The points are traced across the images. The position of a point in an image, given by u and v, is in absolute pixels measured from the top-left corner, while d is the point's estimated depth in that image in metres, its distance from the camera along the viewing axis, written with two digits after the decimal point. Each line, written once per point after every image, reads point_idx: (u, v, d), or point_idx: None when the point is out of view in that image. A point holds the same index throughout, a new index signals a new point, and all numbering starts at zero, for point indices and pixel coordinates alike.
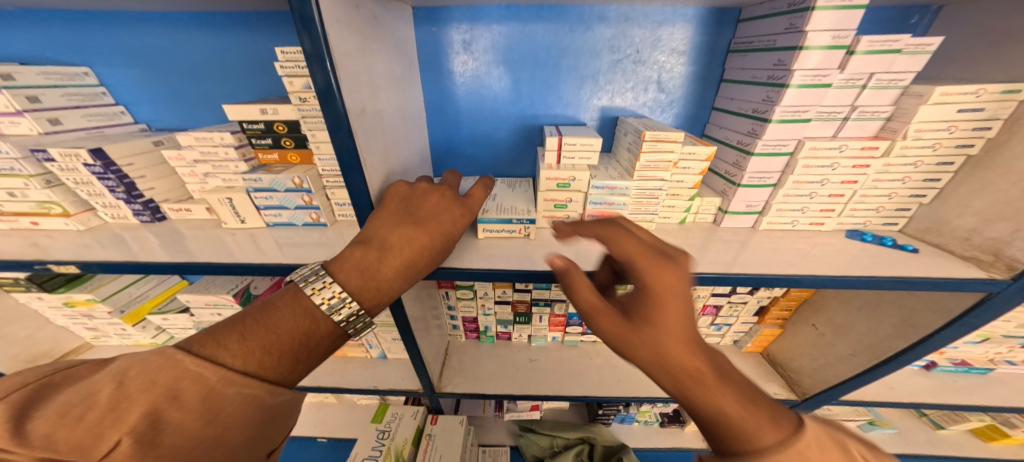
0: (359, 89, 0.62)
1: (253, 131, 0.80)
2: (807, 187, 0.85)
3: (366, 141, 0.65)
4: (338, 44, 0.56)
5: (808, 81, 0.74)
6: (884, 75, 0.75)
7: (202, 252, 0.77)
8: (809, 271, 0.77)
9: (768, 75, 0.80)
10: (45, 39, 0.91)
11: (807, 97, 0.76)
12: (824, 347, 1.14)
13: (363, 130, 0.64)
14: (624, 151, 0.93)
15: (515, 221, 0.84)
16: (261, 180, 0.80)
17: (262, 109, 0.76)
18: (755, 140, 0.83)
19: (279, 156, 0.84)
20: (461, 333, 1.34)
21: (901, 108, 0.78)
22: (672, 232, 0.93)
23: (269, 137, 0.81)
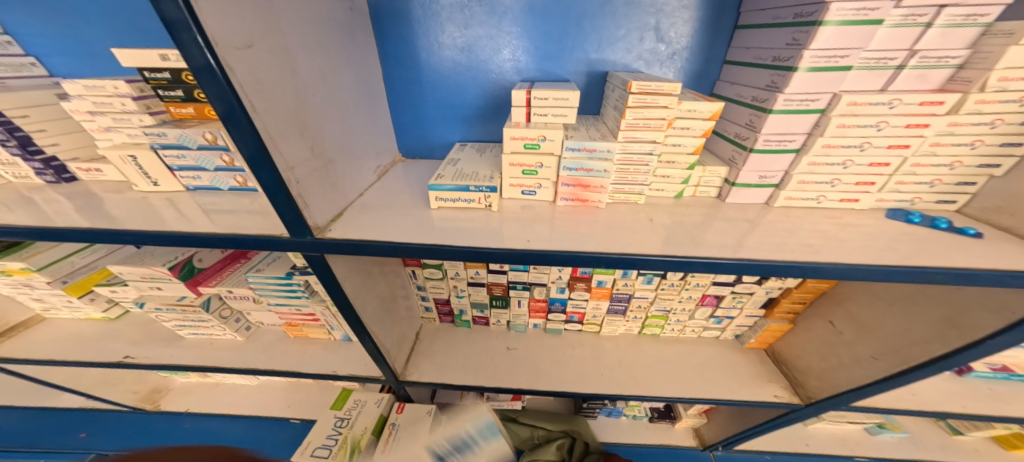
0: (241, 21, 0.46)
1: (157, 80, 0.67)
2: (841, 153, 0.68)
3: (260, 94, 0.49)
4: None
5: (851, 18, 0.56)
6: (956, 10, 0.56)
7: (109, 217, 0.66)
8: (834, 258, 0.61)
9: (794, 14, 0.62)
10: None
11: (847, 39, 0.57)
12: (839, 346, 0.97)
13: (256, 80, 0.49)
14: (609, 108, 0.78)
15: (473, 188, 0.71)
16: (166, 135, 0.68)
17: (162, 53, 0.63)
18: (774, 94, 0.65)
19: (195, 110, 0.71)
20: (435, 317, 1.25)
21: (980, 51, 0.59)
22: (663, 208, 0.76)
23: (178, 88, 0.68)
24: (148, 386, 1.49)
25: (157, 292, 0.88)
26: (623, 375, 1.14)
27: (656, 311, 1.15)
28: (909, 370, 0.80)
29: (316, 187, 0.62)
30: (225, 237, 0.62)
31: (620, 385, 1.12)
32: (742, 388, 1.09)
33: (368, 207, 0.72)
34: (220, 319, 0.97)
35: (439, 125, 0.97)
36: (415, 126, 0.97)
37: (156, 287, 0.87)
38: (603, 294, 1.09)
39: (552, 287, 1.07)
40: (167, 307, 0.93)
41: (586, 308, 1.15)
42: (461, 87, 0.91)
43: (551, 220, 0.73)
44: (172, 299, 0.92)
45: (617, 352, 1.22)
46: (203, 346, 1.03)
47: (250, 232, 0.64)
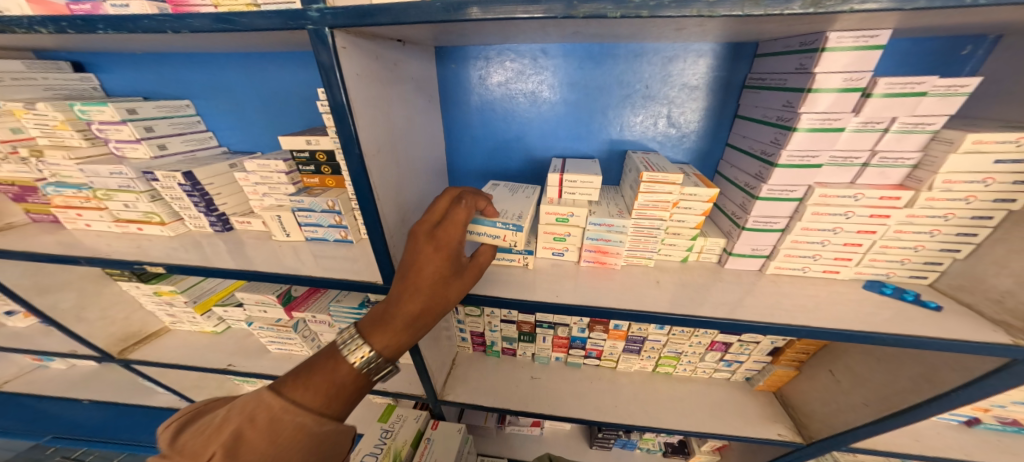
0: (373, 123, 0.71)
1: (300, 158, 0.94)
2: (818, 234, 0.79)
3: (378, 171, 0.73)
4: (356, 77, 0.65)
5: (818, 125, 0.69)
6: (908, 120, 0.68)
7: (254, 262, 0.91)
8: (810, 322, 0.74)
9: (777, 116, 0.76)
10: (160, 77, 1.14)
11: (817, 141, 0.70)
12: (837, 393, 1.05)
13: (377, 161, 0.72)
14: (627, 187, 0.96)
15: (502, 225, 0.79)
16: (303, 202, 0.93)
17: (307, 140, 0.90)
18: (760, 184, 0.79)
19: (319, 180, 0.96)
20: (469, 346, 1.43)
21: (929, 155, 0.71)
22: (671, 270, 0.93)
23: (311, 164, 0.94)
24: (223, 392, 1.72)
25: (263, 313, 1.11)
26: (636, 408, 1.26)
27: (668, 353, 1.27)
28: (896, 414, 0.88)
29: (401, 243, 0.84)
30: (344, 283, 0.84)
31: (632, 416, 1.24)
32: (747, 426, 1.17)
33: None
34: (303, 338, 1.18)
35: (486, 184, 1.19)
36: (465, 184, 1.20)
37: (263, 309, 1.10)
38: (620, 336, 1.24)
39: (574, 327, 1.23)
40: (266, 326, 1.14)
41: (604, 346, 1.29)
42: (507, 156, 1.13)
43: (574, 276, 0.91)
44: (271, 320, 1.13)
45: (632, 387, 1.34)
46: (284, 360, 1.24)
47: (353, 277, 0.85)
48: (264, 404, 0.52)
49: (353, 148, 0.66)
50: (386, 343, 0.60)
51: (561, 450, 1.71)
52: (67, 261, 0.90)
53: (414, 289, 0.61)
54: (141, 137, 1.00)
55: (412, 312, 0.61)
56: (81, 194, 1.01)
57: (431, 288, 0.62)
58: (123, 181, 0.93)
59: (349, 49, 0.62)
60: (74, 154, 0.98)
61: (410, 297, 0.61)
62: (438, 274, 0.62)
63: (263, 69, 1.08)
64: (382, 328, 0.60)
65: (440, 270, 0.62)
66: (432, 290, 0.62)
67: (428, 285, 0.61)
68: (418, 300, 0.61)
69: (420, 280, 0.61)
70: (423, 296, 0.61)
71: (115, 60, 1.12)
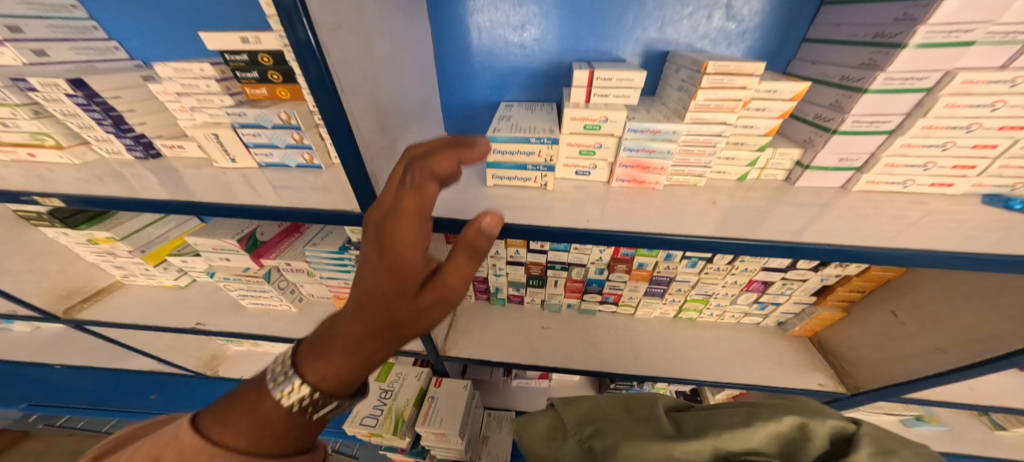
0: None
1: (236, 62, 0.69)
2: (942, 135, 0.60)
3: (344, 68, 0.49)
4: None
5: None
6: None
7: (190, 192, 0.70)
8: (921, 244, 0.57)
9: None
10: None
11: (978, 7, 0.48)
12: (899, 338, 0.89)
13: (341, 56, 0.48)
14: (674, 93, 0.75)
15: (534, 140, 0.67)
16: (246, 115, 0.70)
17: (244, 36, 0.66)
18: (872, 73, 0.57)
19: (267, 91, 0.72)
20: (471, 294, 1.28)
21: None
22: (725, 191, 0.74)
23: (254, 70, 0.70)
24: (208, 353, 1.60)
25: (226, 262, 0.92)
26: (659, 359, 1.14)
27: (696, 296, 1.12)
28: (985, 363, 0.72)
29: (384, 164, 0.62)
30: (304, 213, 0.64)
31: (656, 368, 1.12)
32: (784, 375, 1.06)
33: None
34: (280, 289, 1.01)
35: (488, 105, 0.95)
36: (457, 100, 0.95)
37: (224, 258, 0.92)
38: (642, 277, 1.07)
39: (591, 267, 1.06)
40: (234, 277, 0.96)
41: (624, 290, 1.15)
42: (513, 66, 0.88)
43: (603, 199, 0.72)
44: (239, 269, 0.94)
45: (653, 335, 1.21)
46: (262, 316, 1.09)
47: (318, 206, 0.65)
48: (174, 443, 0.43)
49: (309, 46, 0.42)
50: (323, 372, 0.41)
51: None
52: None
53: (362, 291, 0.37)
54: (4, 37, 0.73)
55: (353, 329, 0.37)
56: None
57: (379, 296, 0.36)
58: None
59: None
60: None
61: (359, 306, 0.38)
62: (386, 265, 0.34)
63: None
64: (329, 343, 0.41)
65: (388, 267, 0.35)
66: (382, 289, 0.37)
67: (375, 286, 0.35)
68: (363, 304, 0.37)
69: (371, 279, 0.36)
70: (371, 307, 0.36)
71: None
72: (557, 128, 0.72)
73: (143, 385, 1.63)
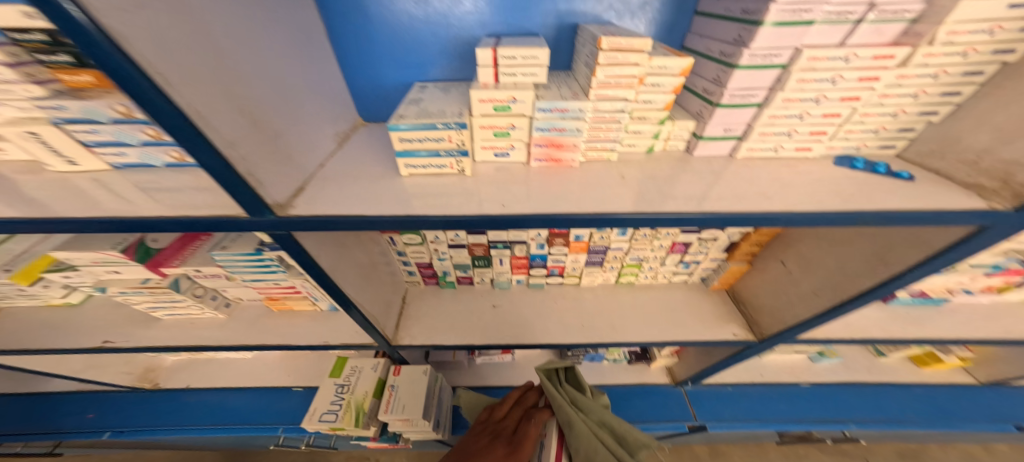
0: None
1: (31, 44, 0.50)
2: (799, 106, 0.68)
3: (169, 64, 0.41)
4: None
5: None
6: None
7: (28, 198, 0.59)
8: (786, 208, 0.64)
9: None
10: None
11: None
12: (787, 284, 1.05)
13: (158, 51, 0.39)
14: (581, 66, 0.76)
15: (441, 126, 0.66)
16: (67, 108, 0.57)
17: (24, 10, 0.46)
18: (741, 49, 0.63)
19: (94, 78, 0.57)
20: (419, 280, 1.27)
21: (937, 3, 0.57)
22: (634, 163, 0.79)
23: (63, 53, 0.52)
24: (140, 367, 1.49)
25: (117, 275, 0.85)
26: (598, 327, 1.22)
27: (631, 260, 1.19)
28: (847, 302, 0.87)
29: (268, 164, 0.58)
30: (175, 221, 0.58)
31: (598, 334, 1.20)
32: (705, 329, 1.18)
33: (333, 177, 0.70)
34: (195, 298, 0.95)
35: (401, 86, 0.92)
36: (368, 82, 0.91)
37: (112, 270, 0.83)
38: (581, 247, 1.12)
39: (532, 243, 1.10)
40: (134, 291, 0.89)
41: (566, 261, 1.20)
42: (425, 47, 0.85)
43: (521, 179, 0.74)
44: (137, 281, 0.88)
45: (596, 300, 1.30)
46: (185, 327, 1.04)
47: (202, 206, 0.60)
48: None
49: (103, 47, 0.34)
50: None
51: (530, 372, 1.76)
52: None
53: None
54: None
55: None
56: None
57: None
58: None
59: None
60: None
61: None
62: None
63: None
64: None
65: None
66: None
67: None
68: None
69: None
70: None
71: None
72: (467, 110, 0.71)
73: (80, 404, 1.49)
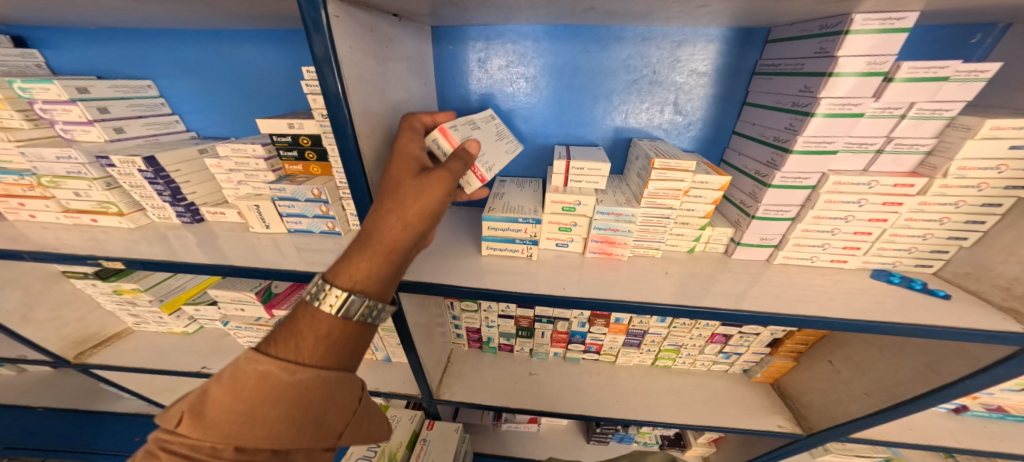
0: (370, 111, 0.64)
1: (281, 143, 0.85)
2: (829, 223, 0.78)
3: (373, 161, 0.66)
4: (348, 61, 0.57)
5: (836, 111, 0.67)
6: (926, 105, 0.66)
7: (229, 256, 0.82)
8: (825, 313, 0.73)
9: (792, 102, 0.74)
10: (119, 56, 0.98)
11: (834, 127, 0.68)
12: (837, 383, 1.06)
13: (372, 155, 0.66)
14: (633, 175, 0.93)
15: (522, 220, 0.83)
16: (284, 190, 0.84)
17: (290, 123, 0.81)
18: (773, 171, 0.77)
19: (303, 167, 0.88)
20: (464, 342, 1.37)
21: (944, 141, 0.69)
22: (678, 261, 0.91)
23: (294, 150, 0.85)
24: None
25: (241, 312, 1.06)
26: (636, 402, 1.23)
27: (668, 346, 1.24)
28: (902, 404, 0.89)
29: None
30: None
31: (636, 412, 1.20)
32: (749, 417, 1.17)
33: (430, 252, 0.90)
34: None
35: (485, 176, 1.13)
36: None
37: (239, 308, 1.05)
38: (620, 329, 1.19)
39: (574, 321, 1.18)
40: (246, 326, 1.09)
41: (604, 340, 1.25)
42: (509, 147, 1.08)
43: (579, 268, 0.87)
44: (251, 319, 1.08)
45: (631, 380, 1.30)
46: None
47: None
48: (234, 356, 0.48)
49: (346, 136, 0.59)
50: (290, 348, 0.50)
51: (557, 445, 1.66)
52: (8, 256, 0.79)
53: (228, 395, 0.45)
54: (93, 118, 0.85)
55: (189, 419, 0.44)
56: (24, 181, 0.85)
57: (263, 423, 0.46)
58: (71, 167, 0.81)
59: (345, 32, 0.56)
60: (12, 135, 0.82)
61: (217, 377, 0.47)
62: (257, 375, 0.46)
63: (238, 49, 0.95)
64: (152, 444, 0.43)
65: (306, 329, 0.52)
66: (305, 354, 0.51)
67: (290, 409, 0.47)
68: (256, 412, 0.46)
69: (287, 334, 0.51)
70: (264, 437, 0.46)
71: (66, 36, 0.96)
72: (539, 206, 0.88)
73: (133, 428, 1.59)
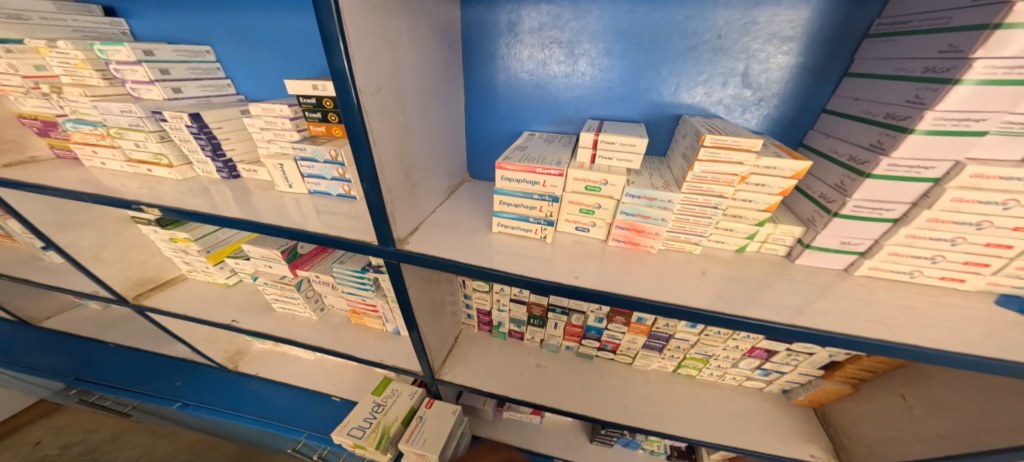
0: (376, 66, 0.60)
1: (307, 105, 0.84)
2: (950, 230, 0.59)
3: (379, 120, 0.62)
4: (354, 8, 0.52)
5: (999, 77, 0.48)
6: None
7: (253, 211, 0.86)
8: (916, 341, 0.55)
9: (924, 69, 0.56)
10: (183, 22, 1.06)
11: (988, 100, 0.50)
12: (903, 421, 0.84)
13: (377, 114, 0.62)
14: (677, 156, 0.79)
15: (536, 197, 0.76)
16: (305, 150, 0.85)
17: (314, 84, 0.81)
18: (876, 158, 0.59)
19: (326, 129, 0.87)
20: (475, 324, 1.33)
21: None
22: (721, 260, 0.77)
23: (319, 111, 0.84)
24: (235, 348, 1.69)
25: (268, 269, 1.11)
26: (648, 410, 1.09)
27: (696, 355, 1.08)
28: (988, 455, 0.67)
29: (404, 204, 0.75)
30: (334, 239, 0.76)
31: (645, 420, 1.06)
32: (780, 443, 0.98)
33: (440, 225, 0.85)
34: (306, 298, 1.17)
35: None
36: (484, 144, 1.07)
37: (267, 265, 1.11)
38: (642, 330, 1.06)
39: (591, 316, 1.08)
40: (270, 283, 1.14)
41: (622, 340, 1.13)
42: (537, 120, 1.00)
43: (597, 256, 0.77)
44: (276, 277, 1.14)
45: (648, 387, 1.16)
46: (287, 320, 1.23)
47: (351, 234, 0.78)
48: None
49: (349, 93, 0.55)
50: None
51: (558, 440, 1.57)
52: (80, 196, 0.89)
53: None
54: (155, 78, 0.93)
55: None
56: (96, 132, 0.96)
57: None
58: (132, 120, 0.90)
59: None
60: (90, 91, 0.92)
61: None
62: None
63: (279, 11, 0.97)
64: None
65: None
66: None
67: None
68: None
69: None
70: None
71: (141, 2, 1.04)
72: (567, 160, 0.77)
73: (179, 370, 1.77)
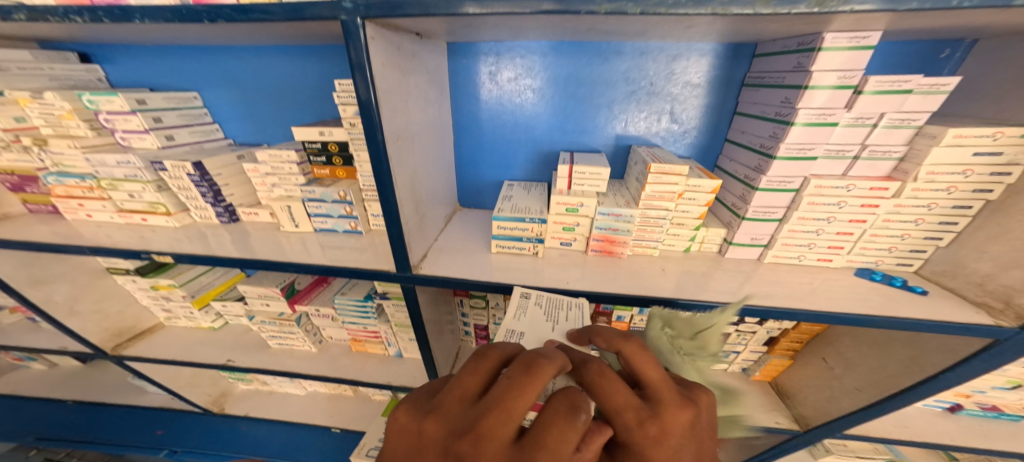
0: (396, 118, 0.73)
1: (311, 149, 0.93)
2: (813, 224, 0.85)
3: (399, 162, 0.75)
4: (381, 75, 0.66)
5: (814, 120, 0.74)
6: (895, 115, 0.73)
7: (264, 251, 0.91)
8: (810, 306, 0.79)
9: (774, 112, 0.81)
10: (168, 69, 1.09)
11: (813, 135, 0.75)
12: (831, 380, 1.11)
13: (397, 157, 0.74)
14: (632, 179, 1.00)
15: (528, 219, 0.91)
16: (314, 192, 0.93)
17: (320, 131, 0.90)
18: (760, 175, 0.84)
19: (330, 171, 0.96)
20: (472, 340, 1.43)
21: (914, 148, 0.76)
22: (676, 260, 0.98)
23: (323, 155, 0.94)
24: (219, 390, 1.64)
25: (266, 307, 1.13)
26: None
27: None
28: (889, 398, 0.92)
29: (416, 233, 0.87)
30: (353, 271, 0.85)
31: None
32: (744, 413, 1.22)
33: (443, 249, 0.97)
34: (306, 332, 1.20)
35: (494, 183, 1.22)
36: (471, 175, 1.21)
37: (264, 303, 1.13)
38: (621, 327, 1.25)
39: None
40: (270, 320, 1.16)
41: None
42: (516, 151, 1.16)
43: (582, 265, 0.94)
44: (275, 314, 1.16)
45: None
46: (285, 355, 1.24)
47: (367, 266, 0.86)
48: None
49: (379, 143, 0.68)
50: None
51: None
52: (67, 250, 0.87)
53: None
54: (150, 127, 0.95)
55: None
56: (84, 184, 0.96)
57: None
58: (129, 171, 0.91)
59: (378, 50, 0.64)
60: (79, 143, 0.92)
61: None
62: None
63: (273, 61, 1.05)
64: None
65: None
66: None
67: None
68: None
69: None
70: None
71: (122, 52, 1.06)
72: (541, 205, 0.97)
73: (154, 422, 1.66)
